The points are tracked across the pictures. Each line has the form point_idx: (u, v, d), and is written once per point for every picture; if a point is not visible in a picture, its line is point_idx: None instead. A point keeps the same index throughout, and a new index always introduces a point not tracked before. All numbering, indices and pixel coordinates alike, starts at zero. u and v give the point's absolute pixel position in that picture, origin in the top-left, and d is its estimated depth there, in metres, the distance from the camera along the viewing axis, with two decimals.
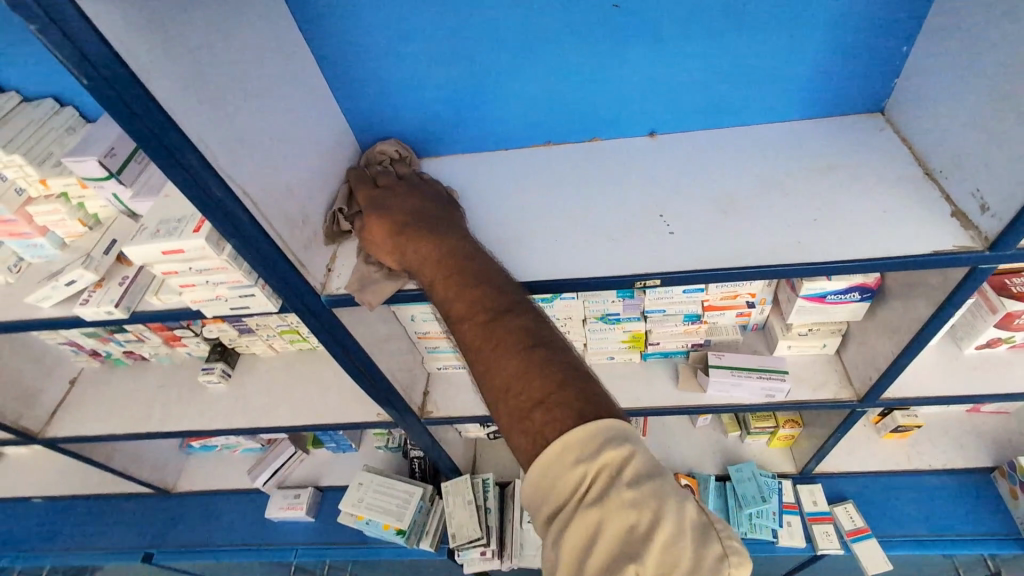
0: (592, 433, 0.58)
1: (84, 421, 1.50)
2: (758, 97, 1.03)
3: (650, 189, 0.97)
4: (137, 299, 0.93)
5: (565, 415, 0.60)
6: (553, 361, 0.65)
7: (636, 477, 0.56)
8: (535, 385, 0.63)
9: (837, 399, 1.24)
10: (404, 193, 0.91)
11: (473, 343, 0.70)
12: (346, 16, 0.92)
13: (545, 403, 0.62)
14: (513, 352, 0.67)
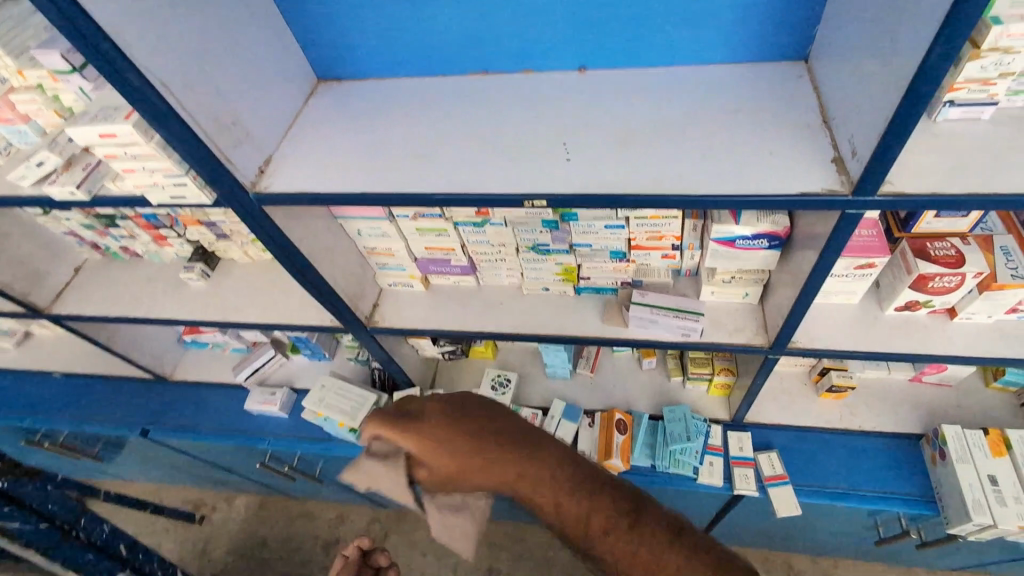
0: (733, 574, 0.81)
1: (84, 303, 1.70)
2: (683, 36, 1.05)
3: (563, 120, 1.03)
4: (98, 184, 1.05)
5: (603, 521, 0.89)
6: (659, 537, 0.86)
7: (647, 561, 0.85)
8: (664, 560, 0.84)
9: (750, 344, 1.30)
10: (439, 407, 0.97)
11: (529, 488, 0.92)
12: None
13: (627, 557, 0.86)
14: (557, 497, 0.91)
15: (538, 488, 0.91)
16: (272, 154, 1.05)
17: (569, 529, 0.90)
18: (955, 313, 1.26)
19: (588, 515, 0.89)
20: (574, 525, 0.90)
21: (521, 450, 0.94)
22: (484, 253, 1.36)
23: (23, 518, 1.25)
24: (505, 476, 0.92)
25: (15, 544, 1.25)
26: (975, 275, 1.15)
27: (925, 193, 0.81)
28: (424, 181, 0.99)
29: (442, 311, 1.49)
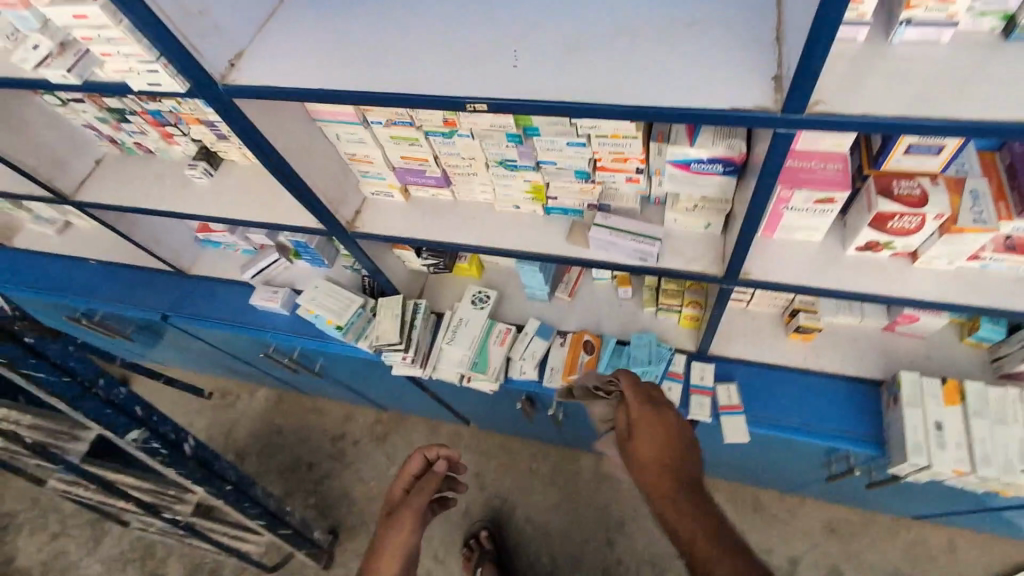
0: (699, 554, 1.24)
1: (103, 194, 1.85)
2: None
3: (519, 30, 1.04)
4: (88, 70, 1.13)
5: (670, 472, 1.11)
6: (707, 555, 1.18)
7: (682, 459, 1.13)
8: None
9: (704, 272, 1.33)
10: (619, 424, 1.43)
11: (646, 448, 1.14)
12: None
13: (678, 463, 1.12)
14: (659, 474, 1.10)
15: (651, 467, 1.12)
16: (244, 49, 1.11)
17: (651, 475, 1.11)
18: (917, 257, 1.24)
19: (684, 461, 1.12)
20: None
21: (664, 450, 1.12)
22: (457, 166, 1.41)
23: (48, 370, 1.40)
24: (654, 467, 1.12)
25: (39, 389, 1.39)
26: (936, 217, 1.12)
27: (854, 113, 0.80)
28: (381, 82, 1.04)
29: (419, 222, 1.57)
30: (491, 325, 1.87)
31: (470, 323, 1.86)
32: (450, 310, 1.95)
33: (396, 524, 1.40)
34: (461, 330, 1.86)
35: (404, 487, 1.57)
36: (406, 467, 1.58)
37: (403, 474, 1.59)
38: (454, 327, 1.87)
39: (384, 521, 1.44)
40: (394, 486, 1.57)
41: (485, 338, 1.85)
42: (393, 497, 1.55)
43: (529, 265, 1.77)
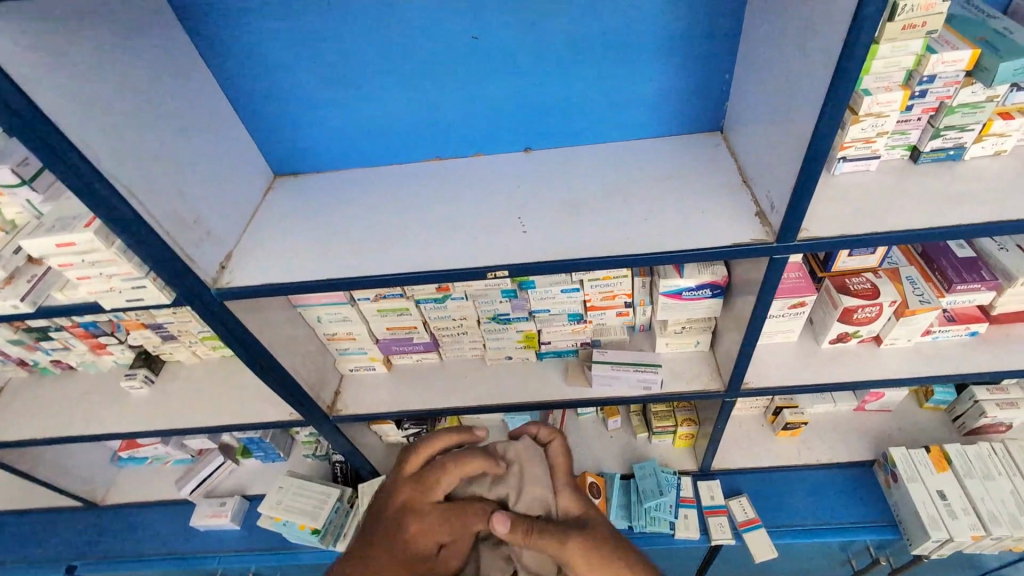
0: None
1: (7, 428, 1.55)
2: (614, 114, 1.18)
3: (514, 200, 1.12)
4: (44, 294, 1.02)
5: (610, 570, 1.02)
6: None
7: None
8: None
9: (706, 389, 1.37)
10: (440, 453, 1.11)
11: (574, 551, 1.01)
12: (240, 43, 1.04)
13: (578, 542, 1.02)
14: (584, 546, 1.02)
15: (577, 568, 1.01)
16: (232, 249, 1.08)
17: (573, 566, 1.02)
18: (881, 340, 1.38)
19: (578, 546, 1.01)
20: None
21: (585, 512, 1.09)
22: (446, 328, 1.40)
23: None
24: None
25: None
26: (891, 303, 1.28)
27: (831, 235, 0.94)
28: (388, 262, 1.04)
29: (406, 391, 1.49)
30: None
31: None
32: None
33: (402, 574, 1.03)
34: None
35: (439, 545, 1.06)
36: (431, 529, 1.05)
37: (432, 523, 1.05)
38: None
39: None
40: (419, 540, 1.05)
41: None
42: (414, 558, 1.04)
43: (518, 415, 1.72)
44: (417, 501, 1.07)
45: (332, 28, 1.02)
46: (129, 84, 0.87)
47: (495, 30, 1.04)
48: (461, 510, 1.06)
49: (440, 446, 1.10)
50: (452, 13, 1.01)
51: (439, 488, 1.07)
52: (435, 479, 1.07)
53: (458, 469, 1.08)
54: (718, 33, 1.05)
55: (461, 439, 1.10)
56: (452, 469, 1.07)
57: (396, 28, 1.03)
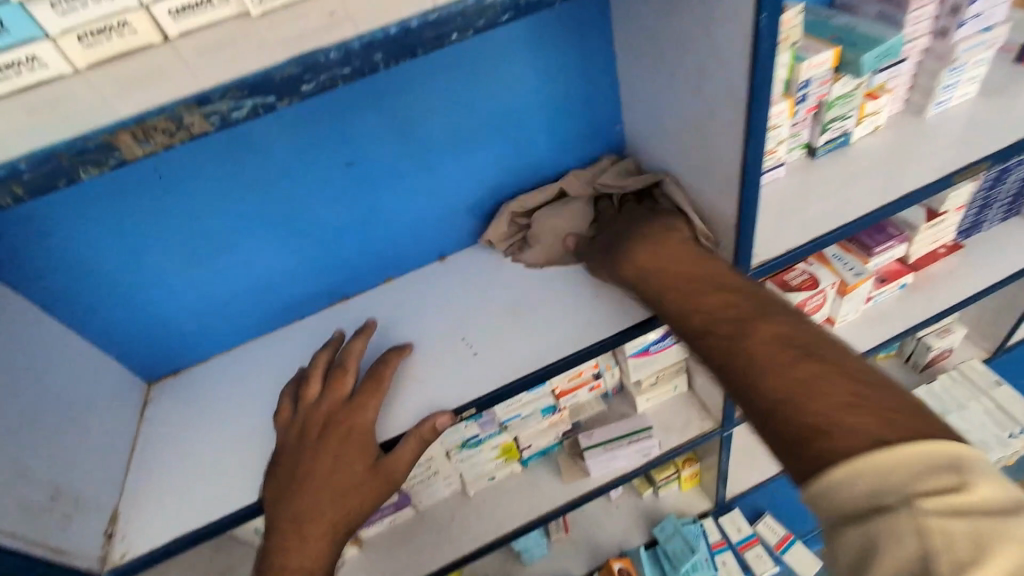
0: (920, 456, 0.49)
1: None
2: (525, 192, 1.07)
3: (448, 315, 0.97)
4: None
5: (864, 434, 0.52)
6: (840, 376, 0.59)
7: (967, 512, 0.45)
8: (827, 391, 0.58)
9: (703, 432, 1.29)
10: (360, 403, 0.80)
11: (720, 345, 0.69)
12: (57, 247, 0.82)
13: (820, 420, 0.56)
14: (799, 383, 0.60)
15: (764, 378, 0.62)
16: (116, 505, 0.82)
17: (732, 361, 0.67)
18: (834, 320, 1.39)
19: (829, 431, 0.55)
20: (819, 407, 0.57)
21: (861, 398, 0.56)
22: (415, 477, 1.19)
23: None
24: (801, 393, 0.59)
25: None
26: (831, 286, 1.30)
27: (779, 252, 0.90)
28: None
29: (391, 566, 1.23)
30: None
31: None
32: None
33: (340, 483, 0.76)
34: None
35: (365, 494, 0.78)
36: (361, 419, 0.79)
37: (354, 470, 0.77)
38: None
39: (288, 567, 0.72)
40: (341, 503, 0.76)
41: None
42: (342, 513, 0.76)
43: None
44: (336, 421, 0.79)
45: (175, 198, 0.84)
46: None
47: (370, 149, 0.91)
48: (388, 360, 0.85)
49: (356, 352, 0.86)
50: (317, 146, 0.88)
51: (361, 420, 0.79)
52: (354, 400, 0.80)
53: (367, 406, 0.80)
54: (602, 89, 1.00)
55: (389, 362, 0.85)
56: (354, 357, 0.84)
57: (254, 177, 0.87)
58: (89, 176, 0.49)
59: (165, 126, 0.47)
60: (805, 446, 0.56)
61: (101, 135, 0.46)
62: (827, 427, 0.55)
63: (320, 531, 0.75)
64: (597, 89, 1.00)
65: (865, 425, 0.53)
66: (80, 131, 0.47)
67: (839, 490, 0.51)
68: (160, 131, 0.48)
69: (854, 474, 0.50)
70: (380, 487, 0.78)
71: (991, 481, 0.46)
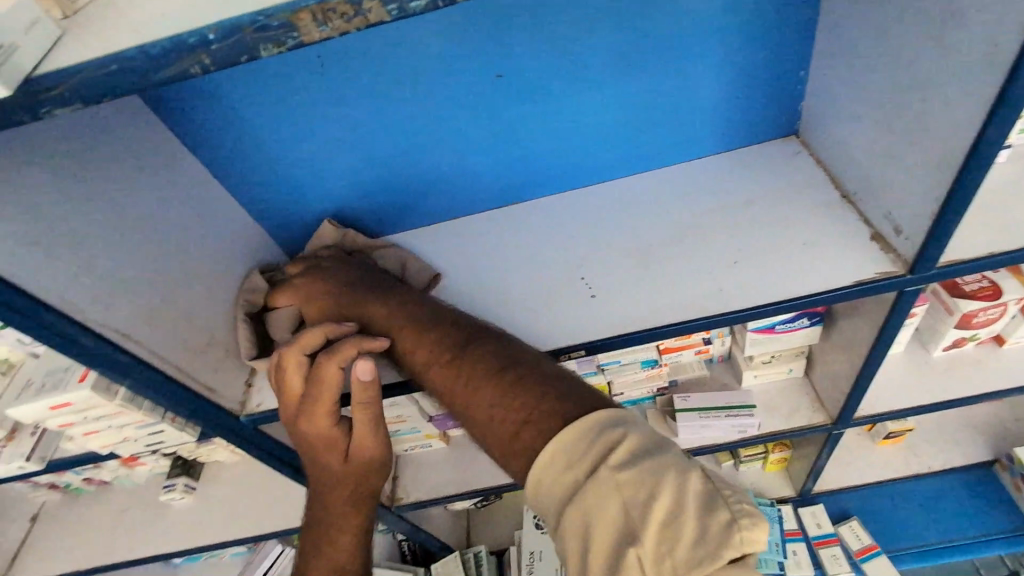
0: (579, 430, 0.54)
1: (48, 560, 1.45)
2: (677, 133, 0.97)
3: (569, 249, 0.93)
4: (53, 447, 0.89)
5: (551, 422, 0.56)
6: (523, 381, 0.62)
7: (636, 458, 0.50)
8: (518, 406, 0.60)
9: (812, 424, 1.18)
10: (316, 399, 0.72)
11: (456, 398, 0.66)
12: (226, 119, 0.88)
13: (523, 430, 0.58)
14: (507, 423, 0.60)
15: (483, 406, 0.64)
16: (256, 361, 0.90)
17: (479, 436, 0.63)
18: (1005, 340, 1.18)
19: (534, 435, 0.57)
20: (515, 424, 0.59)
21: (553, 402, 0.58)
22: None
23: None
24: (491, 416, 0.62)
25: None
26: (1017, 302, 1.09)
27: (981, 253, 0.74)
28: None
29: (469, 468, 1.32)
30: None
31: (544, 553, 1.51)
32: (514, 543, 1.63)
33: (320, 468, 0.77)
34: (540, 566, 1.52)
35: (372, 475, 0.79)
36: (311, 424, 0.73)
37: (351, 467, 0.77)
38: (529, 566, 1.51)
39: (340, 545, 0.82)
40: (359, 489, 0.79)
41: None
42: (361, 495, 0.80)
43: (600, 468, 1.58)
44: (293, 423, 0.75)
45: (330, 86, 0.86)
46: (104, 201, 0.72)
47: (524, 60, 0.86)
48: (326, 355, 0.71)
49: (296, 350, 0.74)
50: (470, 50, 0.84)
51: (316, 430, 0.73)
52: (302, 407, 0.73)
53: (314, 412, 0.72)
54: (800, 22, 0.85)
55: (330, 357, 0.71)
56: (295, 354, 0.74)
57: (404, 75, 0.86)
58: (267, 55, 0.46)
59: (343, 9, 0.43)
60: (513, 447, 0.58)
61: (282, 12, 0.43)
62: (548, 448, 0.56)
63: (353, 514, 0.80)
64: (792, 21, 0.84)
65: (552, 417, 0.56)
66: (264, 6, 0.44)
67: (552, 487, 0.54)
68: (337, 14, 0.43)
69: (545, 465, 0.54)
70: (378, 471, 0.78)
71: (644, 433, 0.53)
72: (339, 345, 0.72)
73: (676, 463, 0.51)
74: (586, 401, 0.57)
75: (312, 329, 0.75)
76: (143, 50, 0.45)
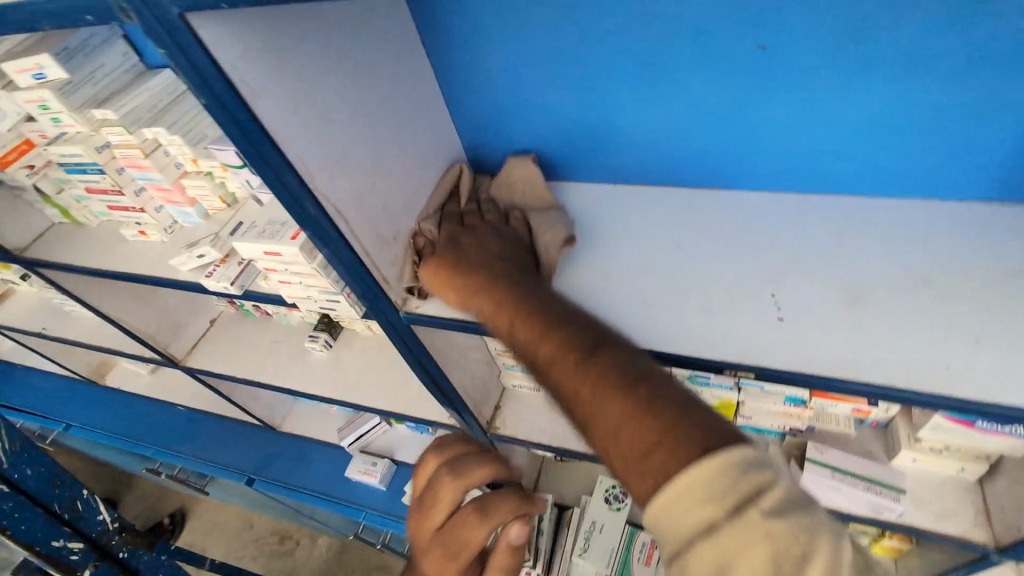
0: (715, 467, 0.46)
1: (215, 359, 1.76)
2: (942, 165, 0.80)
3: (769, 259, 0.84)
4: (251, 279, 1.05)
5: (659, 452, 0.51)
6: (630, 390, 0.57)
7: (784, 508, 0.44)
8: (634, 431, 0.54)
9: (964, 538, 1.02)
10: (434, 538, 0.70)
11: (563, 376, 0.64)
12: (466, 27, 0.87)
13: (653, 451, 0.51)
14: (592, 399, 0.59)
15: (591, 416, 0.59)
16: None
17: (603, 436, 0.57)
18: None
19: (648, 464, 0.51)
20: (622, 440, 0.54)
21: (626, 395, 0.57)
22: None
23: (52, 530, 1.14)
24: (593, 421, 0.58)
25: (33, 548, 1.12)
26: None
27: None
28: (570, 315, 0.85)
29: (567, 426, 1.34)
30: (633, 535, 1.55)
31: (606, 528, 1.55)
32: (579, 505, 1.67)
33: None
34: (598, 538, 1.55)
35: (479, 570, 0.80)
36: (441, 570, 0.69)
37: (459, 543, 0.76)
38: (587, 533, 1.56)
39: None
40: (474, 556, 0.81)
41: (626, 553, 1.53)
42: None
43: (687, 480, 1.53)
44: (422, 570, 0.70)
45: (577, 20, 0.81)
46: (347, 81, 0.75)
47: (795, 35, 0.74)
48: (480, 519, 0.67)
49: (447, 487, 0.68)
50: (744, 16, 0.74)
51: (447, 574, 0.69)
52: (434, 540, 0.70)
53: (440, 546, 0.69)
54: None
55: (478, 521, 0.67)
56: (421, 481, 0.73)
57: (658, 26, 0.78)
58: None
59: None
60: (634, 467, 0.52)
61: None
62: (634, 449, 0.53)
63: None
64: None
65: (650, 433, 0.52)
66: None
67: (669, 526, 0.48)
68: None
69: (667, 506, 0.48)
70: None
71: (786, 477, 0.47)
72: (496, 506, 0.68)
73: (832, 527, 0.44)
74: (705, 429, 0.51)
75: (433, 448, 0.74)
76: None
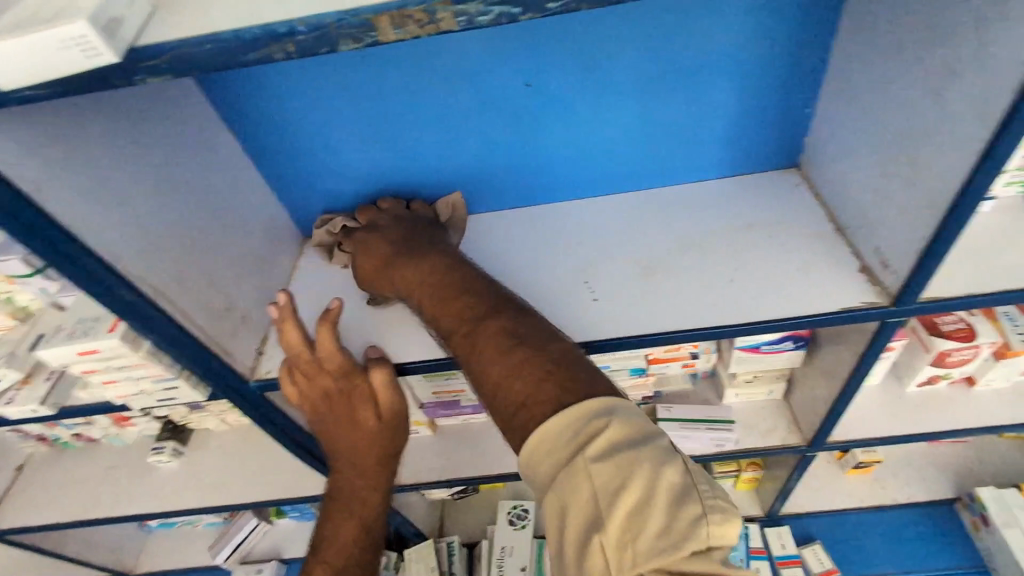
0: (568, 420, 0.56)
1: (29, 511, 1.47)
2: (690, 154, 1.01)
3: (576, 255, 0.98)
4: (65, 394, 0.93)
5: (546, 406, 0.59)
6: (564, 366, 0.62)
7: (614, 449, 0.53)
8: (519, 380, 0.62)
9: (786, 445, 1.24)
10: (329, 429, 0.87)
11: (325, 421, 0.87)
12: (265, 98, 0.89)
13: (520, 401, 0.61)
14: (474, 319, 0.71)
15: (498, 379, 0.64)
16: (267, 330, 0.96)
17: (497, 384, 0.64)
18: (976, 381, 1.28)
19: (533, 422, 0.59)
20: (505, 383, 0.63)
21: (549, 376, 0.61)
22: None
23: None
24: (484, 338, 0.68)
25: None
26: (990, 345, 1.17)
27: (960, 293, 0.80)
28: (419, 342, 0.90)
29: (453, 456, 1.37)
30: (541, 546, 1.60)
31: (515, 549, 1.58)
32: (485, 537, 1.67)
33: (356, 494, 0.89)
34: (509, 562, 1.56)
35: (379, 418, 0.86)
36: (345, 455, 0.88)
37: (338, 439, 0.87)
38: (500, 561, 1.56)
39: (366, 503, 0.89)
40: (314, 410, 0.87)
41: (538, 564, 1.58)
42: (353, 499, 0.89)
43: None
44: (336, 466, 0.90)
45: (364, 83, 0.88)
46: (134, 162, 0.73)
47: (550, 71, 0.88)
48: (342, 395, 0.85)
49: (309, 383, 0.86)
50: (503, 62, 0.87)
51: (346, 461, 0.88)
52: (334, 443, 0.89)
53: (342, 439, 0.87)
54: (801, 66, 0.90)
55: (351, 397, 0.85)
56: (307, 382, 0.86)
57: (440, 79, 0.88)
58: (345, 50, 0.46)
59: (420, 15, 0.43)
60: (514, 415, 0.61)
61: (366, 12, 0.43)
62: (521, 411, 0.60)
63: (372, 473, 0.88)
64: (797, 64, 0.89)
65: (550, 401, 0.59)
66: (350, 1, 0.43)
67: (563, 431, 0.56)
68: (414, 19, 0.43)
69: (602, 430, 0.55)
70: (399, 409, 0.86)
71: (624, 423, 0.55)
72: (350, 391, 0.84)
73: (655, 455, 0.53)
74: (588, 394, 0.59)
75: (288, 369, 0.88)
76: (236, 34, 0.45)
